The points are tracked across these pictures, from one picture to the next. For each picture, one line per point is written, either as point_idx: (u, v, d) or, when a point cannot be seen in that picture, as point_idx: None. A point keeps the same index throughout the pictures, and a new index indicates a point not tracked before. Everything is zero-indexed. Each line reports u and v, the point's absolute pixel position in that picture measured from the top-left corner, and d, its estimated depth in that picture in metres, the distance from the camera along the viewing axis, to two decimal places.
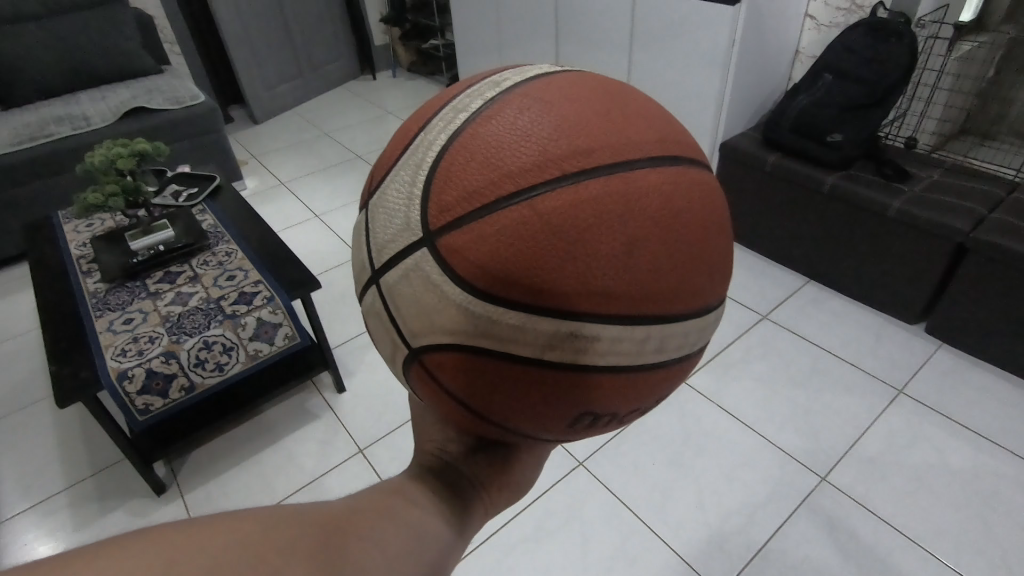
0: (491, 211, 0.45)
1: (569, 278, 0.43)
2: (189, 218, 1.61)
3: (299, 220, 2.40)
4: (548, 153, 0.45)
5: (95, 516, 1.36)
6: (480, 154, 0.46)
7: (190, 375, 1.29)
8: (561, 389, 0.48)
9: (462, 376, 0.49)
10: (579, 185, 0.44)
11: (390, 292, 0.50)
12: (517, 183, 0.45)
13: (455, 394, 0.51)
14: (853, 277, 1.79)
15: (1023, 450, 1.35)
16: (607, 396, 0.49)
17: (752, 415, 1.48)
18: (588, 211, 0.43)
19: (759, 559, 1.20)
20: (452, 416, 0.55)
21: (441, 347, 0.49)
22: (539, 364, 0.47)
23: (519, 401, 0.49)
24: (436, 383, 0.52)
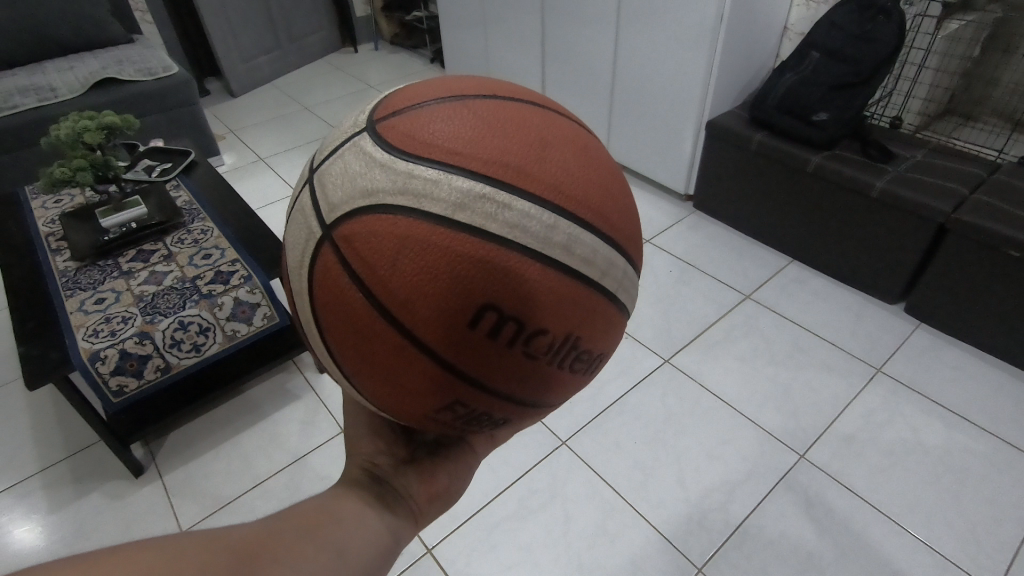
0: (435, 128, 0.48)
1: (482, 195, 0.44)
2: (162, 195, 1.56)
3: (278, 197, 2.35)
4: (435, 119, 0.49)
5: (71, 498, 1.34)
6: (424, 103, 0.52)
7: (166, 356, 1.26)
8: (484, 287, 0.43)
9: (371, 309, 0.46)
10: (515, 115, 0.49)
11: (346, 244, 0.46)
12: (412, 139, 0.48)
13: (372, 340, 0.47)
14: (835, 257, 1.80)
15: (993, 427, 1.39)
16: (537, 306, 0.45)
17: (733, 394, 1.50)
18: (476, 144, 0.46)
19: (737, 535, 1.22)
20: (374, 380, 0.50)
21: (384, 256, 0.44)
22: (478, 266, 0.43)
23: (432, 315, 0.44)
24: (353, 332, 0.47)
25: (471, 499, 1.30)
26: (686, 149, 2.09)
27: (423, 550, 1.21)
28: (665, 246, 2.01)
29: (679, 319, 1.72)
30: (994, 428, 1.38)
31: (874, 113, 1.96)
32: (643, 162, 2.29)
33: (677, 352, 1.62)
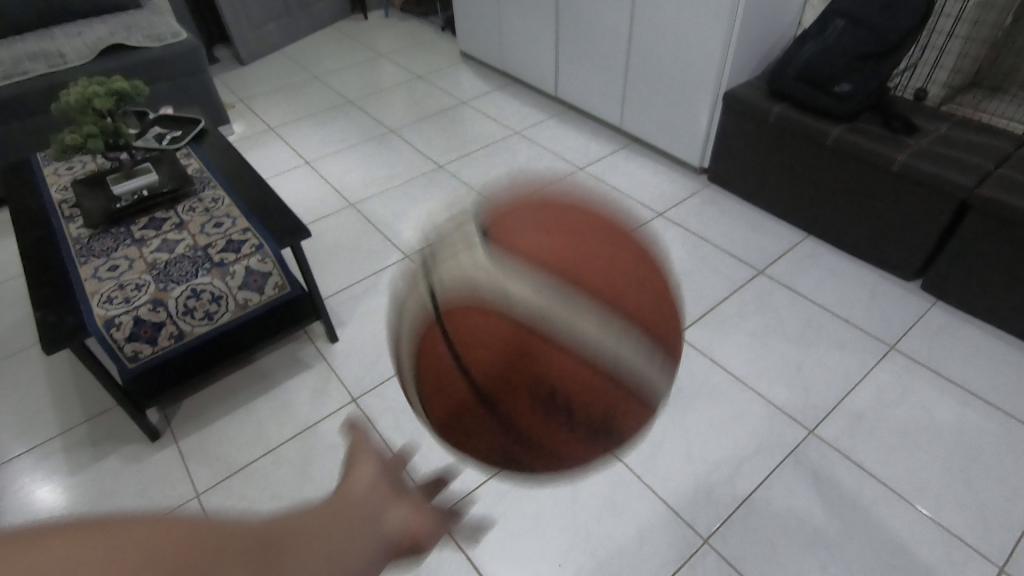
0: (534, 233, 0.53)
1: (549, 296, 0.48)
2: (173, 163, 1.55)
3: (288, 168, 2.33)
4: (531, 214, 0.56)
5: (90, 461, 1.37)
6: (528, 206, 0.58)
7: (179, 324, 1.27)
8: (551, 376, 0.49)
9: (466, 329, 0.51)
10: (601, 235, 0.54)
11: (445, 310, 0.52)
12: (506, 225, 0.55)
13: (456, 364, 0.51)
14: (852, 233, 1.77)
15: (1006, 406, 1.37)
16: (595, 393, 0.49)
17: (743, 369, 1.49)
18: (561, 242, 0.53)
19: (744, 508, 1.23)
20: (438, 399, 0.54)
21: (474, 332, 0.50)
22: (547, 358, 0.48)
23: (514, 360, 0.49)
24: (442, 344, 0.52)
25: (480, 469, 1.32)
26: (702, 121, 2.04)
27: None
28: (678, 220, 1.98)
29: (691, 294, 1.71)
30: (1007, 406, 1.37)
31: (898, 83, 1.90)
32: (657, 135, 2.24)
33: (688, 328, 1.61)
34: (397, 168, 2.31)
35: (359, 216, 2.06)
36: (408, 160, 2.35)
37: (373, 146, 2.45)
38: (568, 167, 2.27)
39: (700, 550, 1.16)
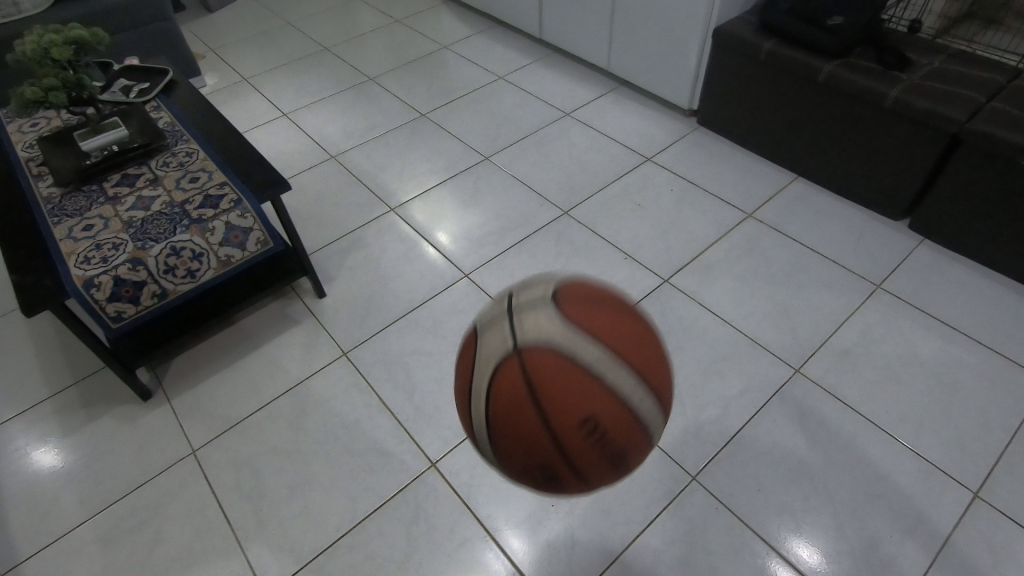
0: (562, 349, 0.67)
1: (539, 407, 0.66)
2: (143, 117, 1.49)
3: (265, 120, 2.25)
4: (588, 295, 0.75)
5: (83, 422, 1.38)
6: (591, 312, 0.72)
7: (161, 282, 1.25)
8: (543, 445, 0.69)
9: (549, 364, 0.67)
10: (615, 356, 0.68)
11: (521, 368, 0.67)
12: (586, 310, 0.72)
13: (554, 317, 0.70)
14: (842, 173, 1.75)
15: (987, 340, 1.40)
16: (614, 448, 0.69)
17: (731, 311, 1.50)
18: (623, 329, 0.72)
19: (731, 445, 1.26)
20: (503, 377, 0.69)
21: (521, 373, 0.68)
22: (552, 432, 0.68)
23: (580, 399, 0.66)
24: (520, 372, 0.68)
25: None
26: (691, 60, 1.98)
27: (428, 465, 1.26)
28: (666, 165, 1.95)
29: (680, 239, 1.70)
30: (988, 340, 1.40)
31: (892, 17, 1.84)
32: (645, 77, 2.18)
33: (677, 273, 1.60)
34: (378, 119, 2.23)
35: (341, 169, 2.01)
36: (388, 110, 2.28)
37: (352, 96, 2.36)
38: (554, 113, 2.21)
39: (688, 486, 1.20)
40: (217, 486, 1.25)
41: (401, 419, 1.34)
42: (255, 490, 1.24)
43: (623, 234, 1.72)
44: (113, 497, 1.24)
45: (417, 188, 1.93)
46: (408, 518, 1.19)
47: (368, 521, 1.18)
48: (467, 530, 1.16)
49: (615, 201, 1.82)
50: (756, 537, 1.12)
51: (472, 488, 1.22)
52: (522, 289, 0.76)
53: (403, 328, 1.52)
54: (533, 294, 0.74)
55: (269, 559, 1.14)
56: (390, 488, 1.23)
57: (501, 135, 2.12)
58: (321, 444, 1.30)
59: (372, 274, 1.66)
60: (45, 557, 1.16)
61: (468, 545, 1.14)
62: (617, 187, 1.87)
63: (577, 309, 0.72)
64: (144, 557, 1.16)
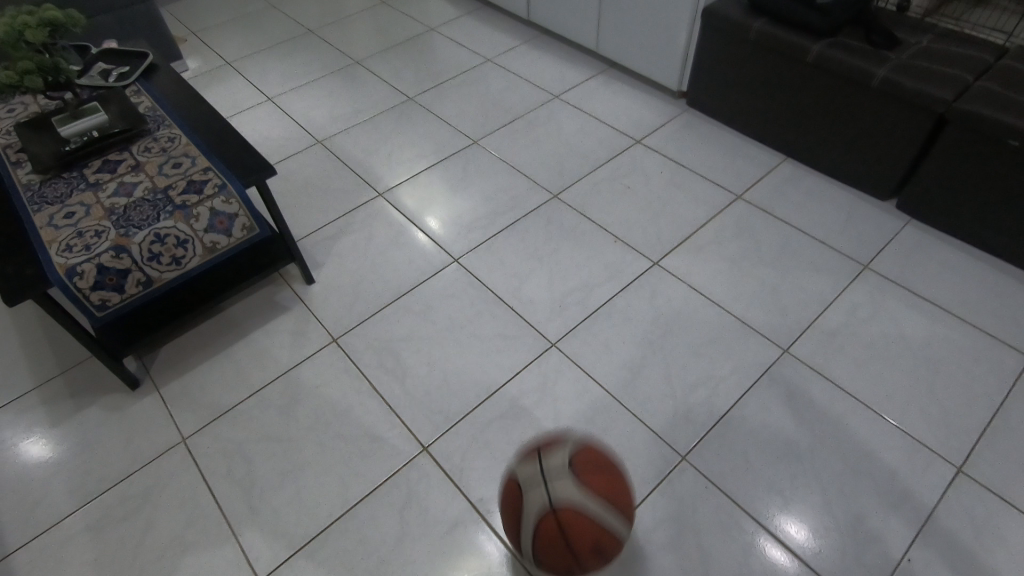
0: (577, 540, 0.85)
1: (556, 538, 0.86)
2: (123, 101, 1.46)
3: (249, 105, 2.22)
4: (600, 459, 0.92)
5: (71, 412, 1.36)
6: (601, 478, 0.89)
7: (146, 270, 1.23)
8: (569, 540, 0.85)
9: (581, 529, 0.85)
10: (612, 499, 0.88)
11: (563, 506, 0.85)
12: (594, 475, 0.88)
13: (577, 486, 0.86)
14: (830, 154, 1.75)
15: (972, 318, 1.42)
16: (608, 554, 0.88)
17: (720, 293, 1.51)
18: (613, 483, 0.90)
19: (720, 425, 1.27)
20: (544, 537, 0.86)
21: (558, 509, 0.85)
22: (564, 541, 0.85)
23: (591, 534, 0.85)
24: (557, 530, 0.85)
25: (463, 400, 1.34)
26: (680, 41, 1.96)
27: (420, 450, 1.26)
28: (656, 148, 1.94)
29: (669, 222, 1.69)
30: (972, 319, 1.42)
31: None
32: (634, 58, 2.16)
33: (666, 256, 1.60)
34: (364, 102, 2.20)
35: (328, 154, 1.98)
36: (375, 93, 2.24)
37: (338, 80, 2.33)
38: (543, 96, 2.19)
39: (677, 467, 1.21)
40: (208, 474, 1.25)
41: (392, 404, 1.34)
42: (247, 477, 1.24)
43: (613, 217, 1.72)
44: (103, 487, 1.23)
45: (405, 172, 1.91)
46: (400, 502, 1.19)
47: (361, 506, 1.19)
48: (459, 513, 1.17)
49: (605, 185, 1.82)
50: (744, 515, 1.14)
51: (463, 472, 1.22)
52: (545, 454, 0.91)
53: (392, 313, 1.51)
54: (559, 461, 0.89)
55: (261, 545, 1.15)
56: (382, 473, 1.23)
57: (489, 119, 2.10)
58: (312, 431, 1.30)
59: (361, 259, 1.65)
60: (35, 547, 1.16)
61: (461, 528, 1.15)
62: (606, 170, 1.87)
63: (593, 476, 0.88)
64: (136, 545, 1.15)
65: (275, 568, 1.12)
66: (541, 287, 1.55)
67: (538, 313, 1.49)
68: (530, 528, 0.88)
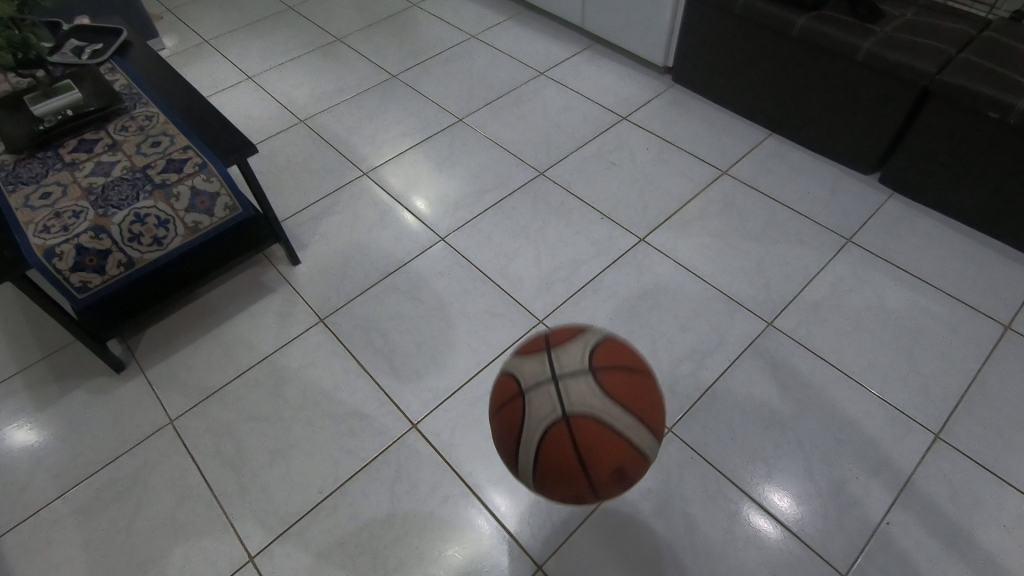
0: (594, 444, 0.81)
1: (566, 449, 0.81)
2: (97, 79, 1.42)
3: (229, 84, 2.17)
4: (620, 365, 0.88)
5: (56, 395, 1.35)
6: (625, 384, 0.85)
7: (127, 251, 1.22)
8: (580, 475, 0.81)
9: (593, 434, 0.81)
10: (635, 410, 0.84)
11: (558, 444, 0.81)
12: (618, 383, 0.85)
13: (595, 390, 0.83)
14: (815, 129, 1.75)
15: (951, 290, 1.44)
16: (628, 477, 0.84)
17: (707, 268, 1.52)
18: (641, 394, 0.86)
19: (706, 397, 1.29)
20: (551, 443, 0.82)
21: (556, 465, 0.82)
22: (576, 473, 0.81)
23: (611, 448, 0.81)
24: (568, 436, 0.81)
25: (452, 378, 1.34)
26: (666, 15, 1.94)
27: (409, 427, 1.27)
28: (642, 124, 1.93)
29: (656, 198, 1.70)
30: (952, 290, 1.44)
31: None
32: (619, 33, 2.14)
33: (653, 232, 1.61)
34: (347, 80, 2.17)
35: (311, 133, 1.96)
36: (358, 70, 2.21)
37: (320, 57, 2.28)
38: (528, 72, 2.16)
39: (664, 438, 1.23)
40: (197, 454, 1.25)
41: (381, 382, 1.34)
42: (236, 456, 1.24)
43: (600, 194, 1.72)
44: (91, 469, 1.23)
45: (390, 151, 1.89)
46: (390, 478, 1.20)
47: (352, 482, 1.20)
48: (450, 487, 1.18)
49: (591, 161, 1.81)
50: (729, 484, 1.16)
51: (453, 447, 1.23)
52: (560, 352, 0.87)
53: (380, 293, 1.51)
54: (571, 364, 0.85)
55: (253, 523, 1.15)
56: (372, 450, 1.24)
57: (474, 96, 2.08)
58: (301, 410, 1.30)
59: (347, 239, 1.64)
60: (25, 530, 1.15)
61: (451, 502, 1.16)
62: (593, 147, 1.86)
63: (609, 378, 0.85)
64: (127, 526, 1.15)
65: (267, 544, 1.12)
66: (529, 265, 1.55)
67: (525, 290, 1.50)
68: (535, 433, 0.83)
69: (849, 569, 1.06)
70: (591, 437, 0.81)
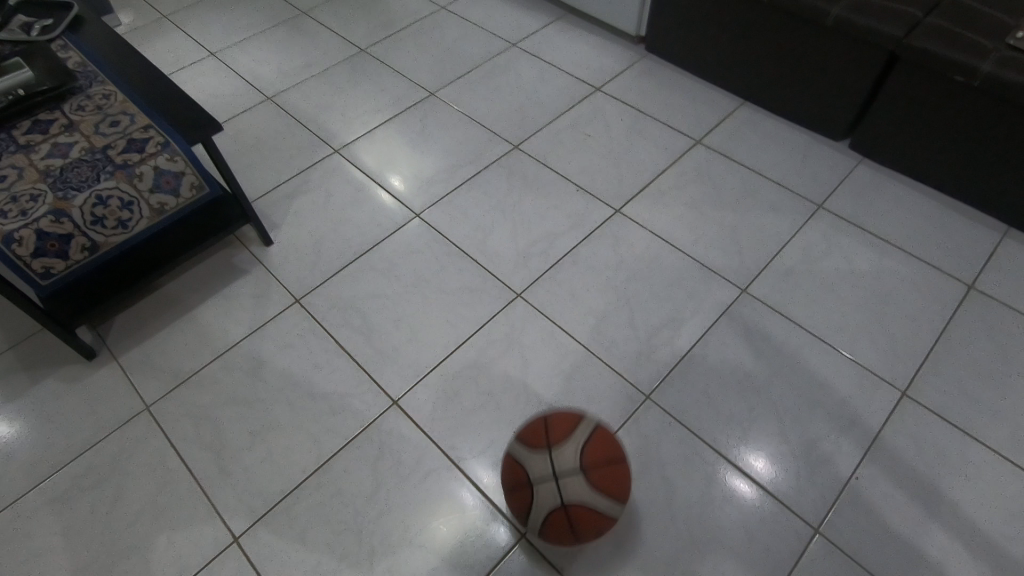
0: (587, 527, 0.88)
1: (563, 530, 0.88)
2: (49, 57, 1.35)
3: (191, 61, 2.10)
4: (611, 446, 0.91)
5: (26, 385, 1.32)
6: (615, 467, 0.89)
7: (90, 234, 1.20)
8: (575, 538, 0.89)
9: (589, 524, 0.88)
10: (622, 486, 0.90)
11: (557, 527, 0.88)
12: (609, 468, 0.89)
13: (591, 484, 0.87)
14: (787, 96, 1.76)
15: (918, 252, 1.48)
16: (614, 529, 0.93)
17: (682, 238, 1.53)
18: (627, 467, 0.91)
19: (683, 364, 1.31)
20: (551, 530, 0.88)
21: (554, 537, 0.89)
22: (573, 539, 0.89)
23: (602, 525, 0.89)
24: (567, 526, 0.87)
25: (432, 354, 1.34)
26: None
27: (390, 403, 1.27)
28: (616, 95, 1.92)
29: (631, 169, 1.69)
30: (919, 253, 1.47)
31: None
32: (591, 2, 2.10)
33: (628, 203, 1.61)
34: (314, 55, 2.11)
35: (279, 110, 1.90)
36: (325, 45, 2.15)
37: (285, 32, 2.21)
38: (500, 44, 2.13)
39: (643, 405, 1.25)
40: (175, 439, 1.23)
41: (360, 360, 1.34)
42: (215, 440, 1.23)
43: (575, 166, 1.71)
44: (67, 458, 1.21)
45: (361, 127, 1.85)
46: (373, 455, 1.20)
47: (334, 460, 1.20)
48: (432, 461, 1.19)
49: (566, 134, 1.80)
50: (706, 447, 1.19)
51: (434, 422, 1.24)
52: (558, 448, 0.89)
53: (356, 271, 1.49)
54: (571, 462, 0.88)
55: (236, 505, 1.15)
56: (353, 428, 1.24)
57: (446, 69, 2.04)
58: (280, 391, 1.29)
59: (321, 218, 1.61)
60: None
61: (434, 475, 1.17)
62: (567, 119, 1.85)
63: (606, 475, 0.88)
64: (106, 513, 1.14)
65: (251, 525, 1.12)
66: (505, 239, 1.54)
67: (502, 264, 1.50)
68: (538, 521, 0.89)
69: (821, 523, 1.10)
70: (588, 523, 0.87)
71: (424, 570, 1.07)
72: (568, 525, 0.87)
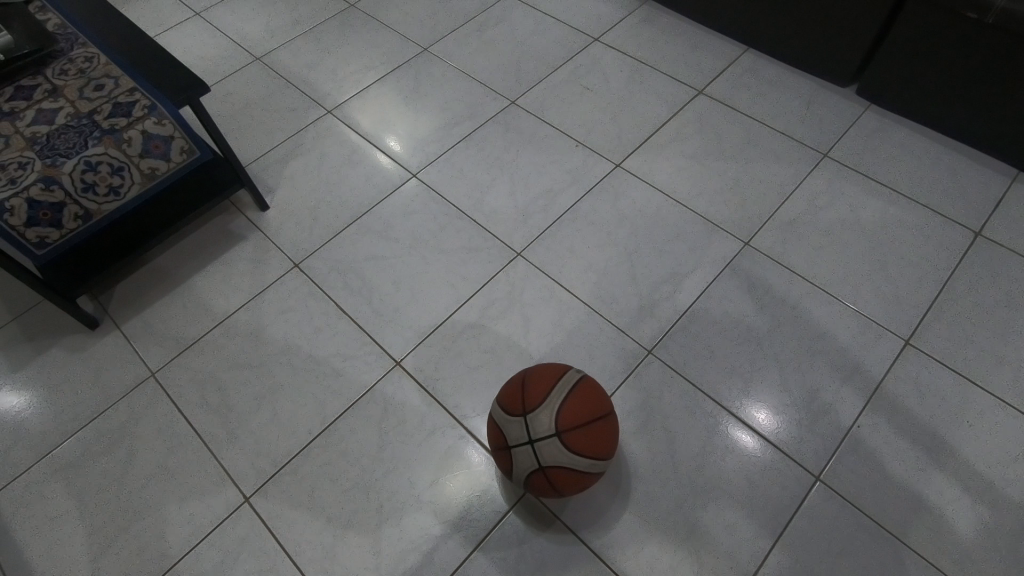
0: (563, 485, 0.90)
1: (544, 488, 0.91)
2: (27, 19, 1.27)
3: (176, 22, 2.03)
4: (584, 410, 0.89)
5: (31, 356, 1.33)
6: (588, 434, 0.88)
7: (82, 202, 1.18)
8: (555, 494, 0.93)
9: (568, 481, 0.89)
10: (597, 447, 0.89)
11: (537, 483, 0.91)
12: (582, 434, 0.88)
13: (563, 448, 0.87)
14: (792, 41, 1.70)
15: (925, 199, 1.45)
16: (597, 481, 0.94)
17: (683, 191, 1.50)
18: (602, 430, 0.89)
19: (684, 319, 1.30)
20: (534, 485, 0.92)
21: (537, 491, 0.93)
22: (553, 494, 0.92)
23: (578, 483, 0.90)
24: (546, 481, 0.90)
25: (433, 314, 1.34)
26: None
27: (393, 365, 1.28)
28: (615, 45, 1.86)
29: (631, 122, 1.65)
30: (925, 200, 1.45)
31: None
32: None
33: (628, 156, 1.58)
34: (302, 12, 2.04)
35: (268, 71, 1.85)
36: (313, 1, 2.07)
37: None
38: None
39: (644, 360, 1.25)
40: (182, 404, 1.25)
41: (361, 323, 1.34)
42: (221, 405, 1.24)
43: (573, 120, 1.67)
44: (76, 426, 1.23)
45: (353, 86, 1.80)
46: (378, 415, 1.22)
47: (339, 421, 1.21)
48: (437, 420, 1.21)
49: (564, 87, 1.75)
50: (708, 399, 1.20)
51: (437, 382, 1.25)
52: (533, 415, 0.89)
53: (353, 234, 1.48)
54: (545, 425, 0.88)
55: (245, 466, 1.17)
56: (357, 389, 1.25)
57: (439, 23, 1.97)
58: (283, 355, 1.30)
59: (316, 181, 1.59)
60: (16, 488, 1.16)
61: (438, 433, 1.19)
62: (564, 72, 1.79)
63: (580, 437, 0.88)
64: (119, 477, 1.17)
65: (261, 485, 1.15)
66: (503, 197, 1.52)
67: (501, 223, 1.47)
68: (521, 479, 0.93)
69: (822, 471, 1.11)
70: (564, 482, 0.89)
71: (431, 525, 1.10)
72: (545, 483, 0.90)
